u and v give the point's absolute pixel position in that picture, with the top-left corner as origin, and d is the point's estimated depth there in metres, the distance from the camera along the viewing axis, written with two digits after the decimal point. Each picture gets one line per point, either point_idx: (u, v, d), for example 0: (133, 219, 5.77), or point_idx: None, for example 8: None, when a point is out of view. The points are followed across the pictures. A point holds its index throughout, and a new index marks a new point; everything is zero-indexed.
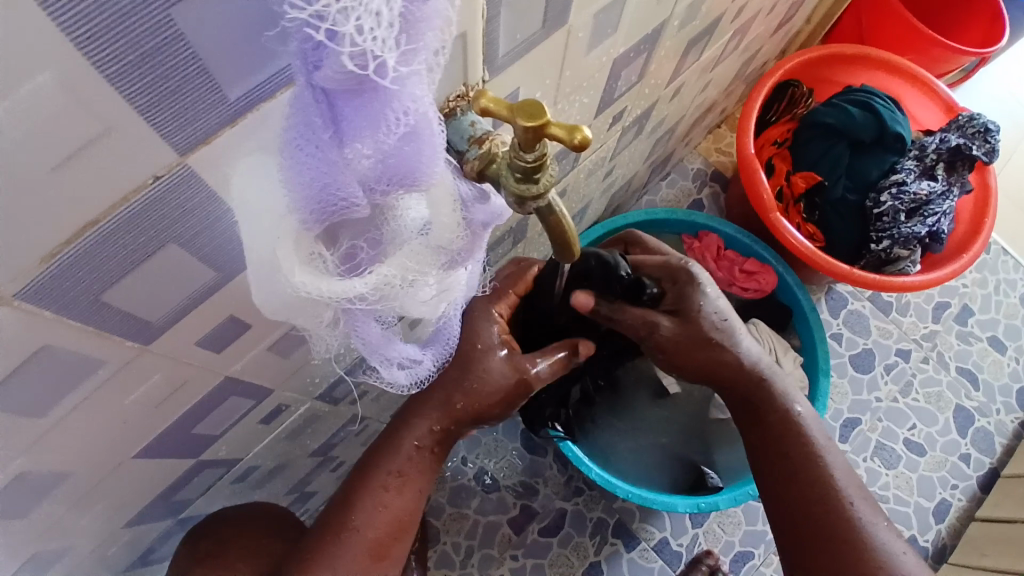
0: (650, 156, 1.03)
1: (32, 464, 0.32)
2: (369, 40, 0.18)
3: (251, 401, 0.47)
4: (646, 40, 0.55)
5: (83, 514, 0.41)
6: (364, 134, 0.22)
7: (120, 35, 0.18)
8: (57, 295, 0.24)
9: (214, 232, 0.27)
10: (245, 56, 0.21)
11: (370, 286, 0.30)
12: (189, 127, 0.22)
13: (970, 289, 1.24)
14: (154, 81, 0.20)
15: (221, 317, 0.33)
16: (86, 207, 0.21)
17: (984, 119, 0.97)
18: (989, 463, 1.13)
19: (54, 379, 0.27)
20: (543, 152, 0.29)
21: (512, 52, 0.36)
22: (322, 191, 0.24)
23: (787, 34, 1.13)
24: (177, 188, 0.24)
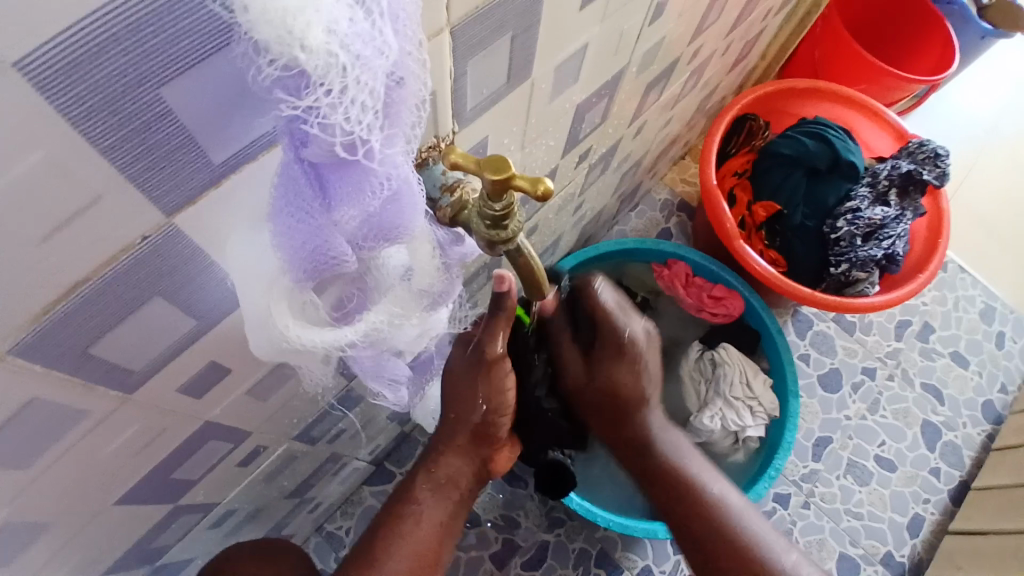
0: (618, 189, 1.07)
1: (8, 518, 0.31)
2: (360, 123, 0.21)
3: (230, 443, 0.47)
4: (606, 85, 0.59)
5: (56, 567, 0.40)
6: (352, 201, 0.24)
7: (115, 115, 0.19)
8: (43, 350, 0.24)
9: (199, 285, 0.28)
10: (231, 127, 0.22)
11: (361, 333, 0.32)
12: (176, 190, 0.23)
13: (929, 307, 1.30)
14: (144, 151, 0.21)
15: (203, 363, 0.34)
16: (77, 269, 0.22)
17: (932, 145, 1.02)
18: (959, 476, 1.17)
19: (35, 432, 0.28)
20: (510, 201, 0.31)
21: (480, 104, 0.39)
22: (312, 252, 0.26)
23: (742, 72, 1.19)
24: (166, 247, 0.25)
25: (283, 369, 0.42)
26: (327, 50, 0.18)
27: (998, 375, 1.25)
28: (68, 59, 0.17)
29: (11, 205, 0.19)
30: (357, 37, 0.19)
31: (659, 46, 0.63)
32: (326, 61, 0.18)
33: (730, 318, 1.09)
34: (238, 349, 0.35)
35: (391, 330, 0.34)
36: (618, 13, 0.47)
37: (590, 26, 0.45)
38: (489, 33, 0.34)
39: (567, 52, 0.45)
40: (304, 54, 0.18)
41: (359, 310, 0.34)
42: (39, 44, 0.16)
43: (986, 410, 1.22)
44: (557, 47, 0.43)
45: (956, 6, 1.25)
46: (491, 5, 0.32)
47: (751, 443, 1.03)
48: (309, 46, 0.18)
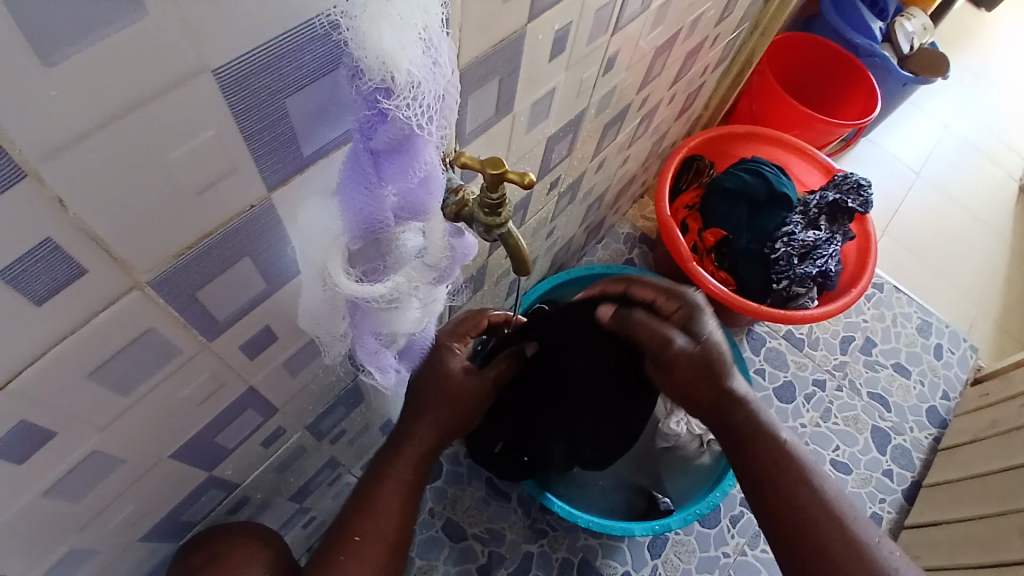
0: (585, 221, 1.20)
1: (101, 445, 0.39)
2: (419, 120, 0.31)
3: (260, 418, 0.55)
4: (571, 123, 0.71)
5: (115, 514, 0.47)
6: (398, 180, 0.34)
7: (257, 113, 0.29)
8: (170, 287, 0.33)
9: (274, 252, 0.38)
10: (320, 129, 0.34)
11: (386, 291, 0.41)
12: (277, 171, 0.33)
13: (870, 323, 1.45)
14: (267, 141, 0.31)
15: (260, 325, 0.43)
16: (207, 222, 0.32)
17: (855, 178, 1.22)
18: (911, 476, 1.28)
19: (144, 362, 0.36)
20: (503, 193, 0.41)
21: (476, 128, 0.51)
22: (362, 218, 0.36)
23: (688, 120, 1.36)
24: (261, 217, 0.35)
25: (312, 343, 0.52)
26: (408, 73, 0.29)
27: (939, 384, 1.39)
28: (244, 71, 0.27)
29: (186, 162, 0.28)
30: (423, 68, 0.30)
31: (613, 92, 0.77)
32: (404, 81, 0.29)
33: None
34: (285, 315, 0.45)
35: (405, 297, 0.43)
36: (579, 65, 0.61)
37: (557, 74, 0.57)
38: (484, 75, 0.46)
39: (541, 93, 0.57)
40: (392, 75, 0.29)
41: (385, 271, 0.43)
42: (232, 57, 0.26)
43: (931, 415, 1.35)
44: (533, 88, 0.55)
45: (877, 59, 1.46)
46: (488, 54, 0.44)
47: (715, 447, 1.10)
48: (397, 70, 0.28)
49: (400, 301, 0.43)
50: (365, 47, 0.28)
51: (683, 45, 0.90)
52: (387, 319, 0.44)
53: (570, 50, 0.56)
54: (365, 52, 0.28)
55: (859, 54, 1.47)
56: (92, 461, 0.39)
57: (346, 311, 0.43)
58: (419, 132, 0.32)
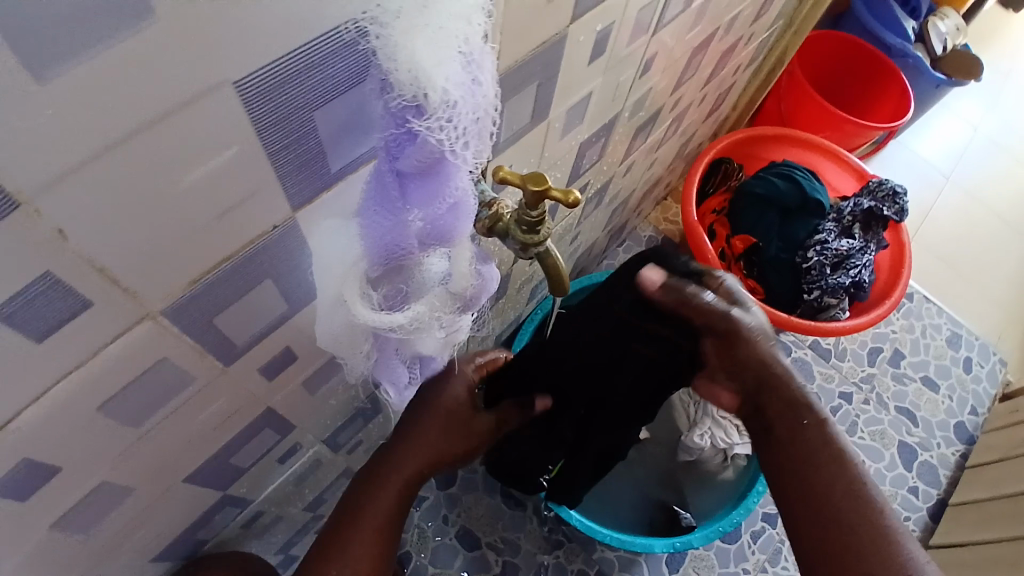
0: (608, 224, 1.16)
1: (110, 478, 0.36)
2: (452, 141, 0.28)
3: (277, 436, 0.52)
4: (604, 127, 0.68)
5: (127, 540, 0.45)
6: (426, 205, 0.31)
7: (281, 130, 0.27)
8: (186, 314, 0.30)
9: (297, 272, 0.35)
10: (345, 146, 0.31)
11: (405, 321, 0.37)
12: (302, 191, 0.31)
13: (899, 334, 1.40)
14: (292, 159, 0.28)
15: (279, 348, 0.40)
16: (226, 245, 0.29)
17: (890, 184, 1.16)
18: (937, 494, 1.23)
19: (156, 392, 0.33)
20: (543, 210, 0.38)
21: (509, 137, 0.47)
22: (386, 244, 0.33)
23: (717, 120, 1.32)
24: (284, 237, 0.32)
25: (332, 362, 0.49)
26: (443, 91, 0.26)
27: (968, 399, 1.34)
28: (266, 85, 0.24)
29: (205, 184, 0.26)
30: (461, 85, 0.27)
31: (647, 95, 0.73)
32: (438, 98, 0.26)
33: None
34: (306, 335, 0.42)
35: (428, 324, 0.40)
36: (617, 67, 0.57)
37: (594, 77, 0.54)
38: (522, 81, 0.42)
39: (577, 98, 0.54)
40: (425, 92, 0.25)
41: (405, 301, 0.39)
42: (257, 69, 0.24)
43: (960, 432, 1.30)
44: (569, 93, 0.52)
45: (911, 59, 1.40)
46: (526, 59, 0.41)
47: (740, 462, 1.04)
48: (430, 86, 0.25)
49: (419, 328, 0.39)
50: (397, 60, 0.25)
51: (718, 46, 0.86)
52: (408, 343, 0.42)
53: (609, 52, 0.53)
54: (397, 65, 0.25)
55: (892, 55, 1.41)
56: (100, 493, 0.37)
57: (367, 337, 0.40)
58: (450, 155, 0.29)
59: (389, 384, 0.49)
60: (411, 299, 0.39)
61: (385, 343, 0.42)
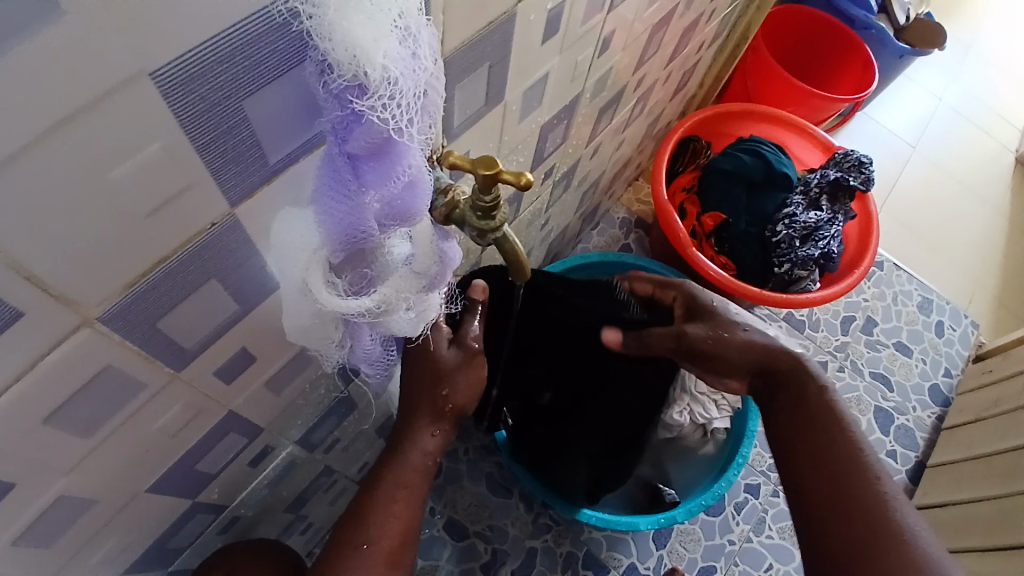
0: (580, 208, 1.16)
1: (68, 489, 0.35)
2: (400, 120, 0.27)
3: (245, 439, 0.51)
4: (566, 109, 0.67)
5: (94, 553, 0.44)
6: (380, 187, 0.30)
7: (209, 120, 0.25)
8: (126, 318, 0.29)
9: (243, 270, 0.34)
10: (288, 133, 0.30)
11: (372, 304, 0.37)
12: (239, 185, 0.29)
13: (870, 302, 1.42)
14: (227, 150, 0.27)
15: (236, 347, 0.39)
16: (161, 244, 0.28)
17: (856, 155, 1.19)
18: (915, 457, 1.26)
19: (106, 399, 0.32)
20: (498, 194, 0.38)
21: (464, 121, 0.47)
22: (342, 230, 0.32)
23: (683, 99, 1.32)
24: (227, 233, 0.31)
25: (298, 358, 0.48)
26: (384, 68, 0.25)
27: (941, 361, 1.37)
28: (188, 73, 0.23)
29: (133, 182, 0.24)
30: (401, 61, 0.26)
31: (608, 74, 0.72)
32: (379, 77, 0.25)
33: None
34: (264, 333, 0.41)
35: (397, 308, 0.39)
36: (574, 47, 0.56)
37: (550, 58, 0.53)
38: (472, 63, 0.42)
39: (533, 80, 0.53)
40: (365, 70, 0.25)
41: (372, 283, 0.39)
42: (173, 59, 0.22)
43: (934, 394, 1.33)
44: (524, 75, 0.51)
45: (874, 29, 1.41)
46: (475, 39, 0.40)
47: (719, 436, 1.08)
48: (369, 65, 0.24)
49: (388, 311, 0.39)
50: (332, 39, 0.24)
51: (679, 22, 0.85)
52: (381, 327, 0.41)
53: (563, 32, 0.52)
54: (332, 44, 0.24)
55: (855, 25, 1.42)
56: (58, 507, 0.36)
57: (338, 325, 0.40)
58: (398, 134, 0.28)
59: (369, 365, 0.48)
60: (378, 281, 0.39)
61: (357, 329, 0.42)
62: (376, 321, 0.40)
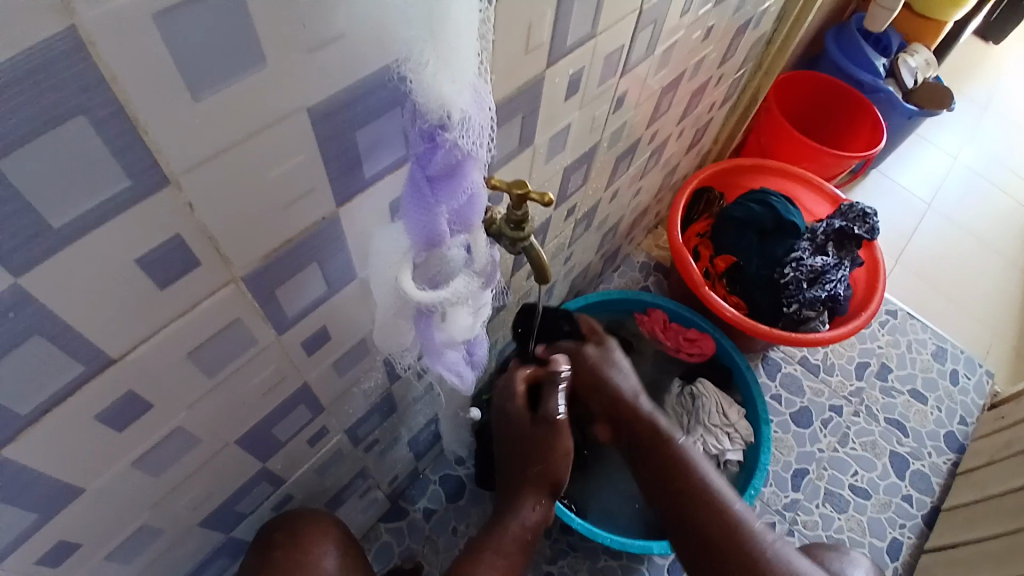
0: (601, 249, 1.27)
1: (184, 423, 0.46)
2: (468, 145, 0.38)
3: (309, 415, 0.61)
4: (585, 155, 0.79)
5: (185, 494, 0.54)
6: (450, 199, 0.41)
7: (331, 142, 0.37)
8: (257, 283, 0.40)
9: (336, 259, 0.45)
10: (379, 155, 0.41)
11: (448, 295, 0.47)
12: (345, 190, 0.41)
13: (885, 349, 1.47)
14: (341, 164, 0.39)
15: (318, 325, 0.50)
16: (289, 229, 0.39)
17: (861, 206, 1.27)
18: (931, 501, 1.27)
19: (228, 348, 0.43)
20: (526, 210, 0.48)
21: (501, 158, 0.59)
22: (425, 237, 0.42)
23: (698, 153, 1.44)
24: (330, 228, 0.42)
25: (360, 346, 0.58)
26: (461, 109, 0.36)
27: (956, 409, 1.39)
28: (325, 110, 0.35)
29: (281, 182, 0.36)
30: (472, 104, 0.36)
31: (623, 128, 0.85)
32: (458, 116, 0.36)
33: (706, 357, 1.26)
34: (339, 317, 0.52)
35: (463, 299, 0.49)
36: (592, 103, 0.69)
37: (572, 112, 0.66)
38: (509, 113, 0.54)
39: (558, 129, 0.65)
40: (449, 113, 0.35)
41: (443, 282, 0.47)
42: (321, 99, 0.34)
43: (950, 440, 1.35)
44: (550, 125, 0.63)
45: (882, 93, 1.53)
46: (512, 95, 0.52)
47: (732, 467, 1.16)
48: (453, 108, 0.35)
49: (456, 303, 0.49)
50: (428, 93, 0.34)
51: (687, 86, 0.98)
52: (448, 323, 0.51)
53: (582, 91, 0.64)
54: (428, 97, 0.35)
55: (864, 89, 1.54)
56: (174, 437, 0.46)
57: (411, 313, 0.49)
58: (467, 155, 0.39)
59: (445, 365, 0.57)
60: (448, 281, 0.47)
61: (426, 320, 0.50)
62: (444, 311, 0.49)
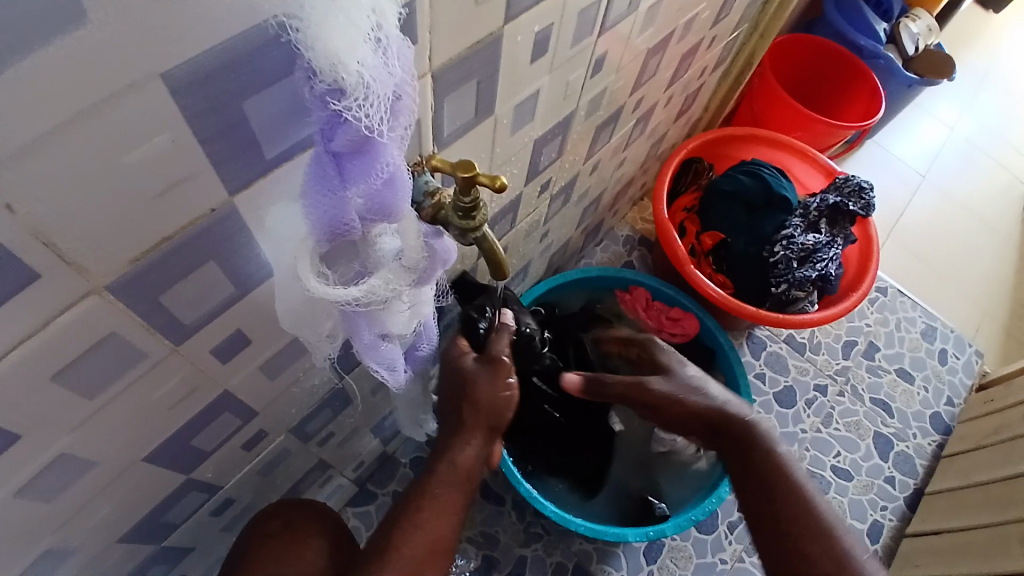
0: (581, 223, 1.19)
1: (70, 448, 0.39)
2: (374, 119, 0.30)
3: (240, 421, 0.54)
4: (560, 125, 0.71)
5: (92, 515, 0.47)
6: (362, 181, 0.33)
7: (209, 115, 0.29)
8: (133, 290, 0.33)
9: (240, 256, 0.38)
10: (280, 131, 0.33)
11: (362, 295, 0.40)
12: (240, 175, 0.33)
13: (873, 328, 1.42)
14: (228, 144, 0.31)
15: (232, 329, 0.43)
16: (163, 225, 0.32)
17: (857, 180, 1.20)
18: (913, 484, 1.25)
19: (110, 365, 0.36)
20: (476, 196, 0.41)
21: (454, 130, 0.50)
22: (329, 222, 0.35)
23: (688, 120, 1.35)
24: (225, 220, 0.35)
25: (293, 345, 0.51)
26: (358, 73, 0.28)
27: (943, 390, 1.36)
28: (194, 75, 0.27)
29: (138, 167, 0.28)
30: (374, 68, 0.29)
31: (603, 94, 0.76)
32: (354, 81, 0.28)
33: (688, 337, 1.20)
34: (260, 319, 0.44)
35: (387, 298, 0.43)
36: (564, 66, 0.60)
37: (540, 76, 0.57)
38: (461, 78, 0.45)
39: (523, 95, 0.57)
40: (342, 76, 0.28)
41: (364, 275, 0.42)
42: (182, 61, 0.26)
43: (935, 422, 1.32)
44: (514, 92, 0.55)
45: (881, 60, 1.44)
46: (462, 57, 0.43)
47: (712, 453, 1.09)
48: (346, 70, 0.27)
49: (378, 303, 0.42)
50: (312, 49, 0.27)
51: (677, 47, 0.89)
52: (376, 320, 0.44)
53: (552, 52, 0.56)
54: (313, 53, 0.27)
55: (863, 54, 1.45)
56: (60, 463, 0.39)
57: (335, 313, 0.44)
58: (374, 133, 0.31)
59: (380, 367, 0.50)
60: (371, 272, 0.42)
61: (351, 316, 0.44)
62: (366, 310, 0.42)
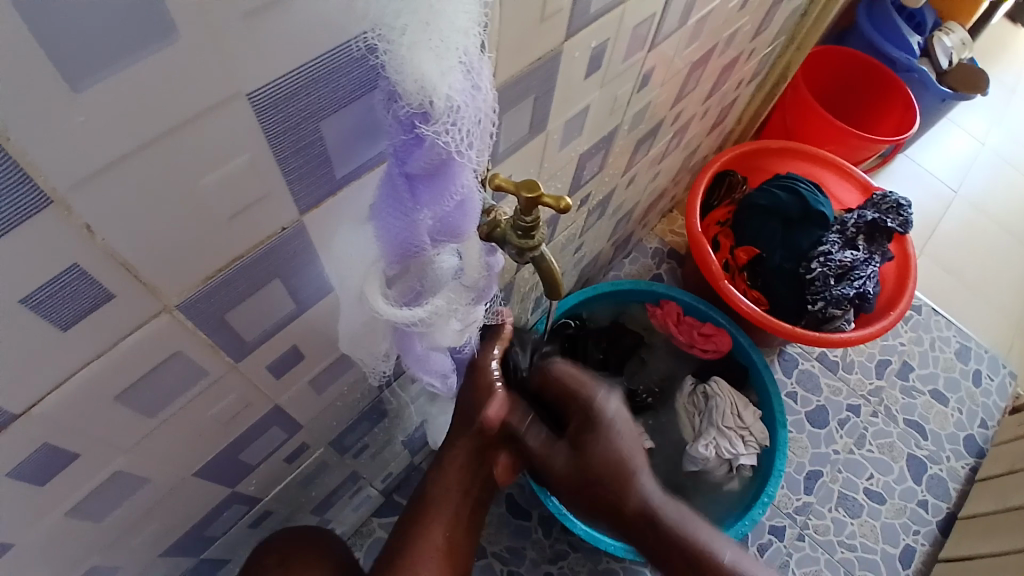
0: (613, 236, 1.18)
1: (126, 466, 0.39)
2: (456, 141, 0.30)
3: (284, 435, 0.54)
4: (603, 140, 0.70)
5: (140, 531, 0.47)
6: (434, 205, 0.33)
7: (288, 135, 0.29)
8: (200, 309, 0.33)
9: (303, 274, 0.37)
10: (354, 151, 0.33)
11: (423, 315, 0.40)
12: (310, 196, 0.33)
13: (907, 347, 1.39)
14: (303, 164, 0.31)
15: (287, 345, 0.42)
16: (236, 245, 0.31)
17: (895, 197, 1.17)
18: (946, 507, 1.21)
19: (172, 383, 0.36)
20: (537, 216, 0.40)
21: (508, 147, 0.50)
22: (399, 244, 0.35)
23: (721, 133, 1.34)
24: (294, 238, 0.34)
25: (342, 360, 0.51)
26: (447, 97, 0.27)
27: (978, 411, 1.32)
28: (279, 95, 0.27)
29: (216, 189, 0.28)
30: (462, 91, 0.28)
31: (645, 109, 0.75)
32: (443, 105, 0.28)
33: (720, 354, 1.18)
34: (314, 334, 0.44)
35: (446, 317, 0.42)
36: (614, 82, 0.59)
37: (590, 92, 0.56)
38: (519, 94, 0.45)
39: (573, 111, 0.56)
40: (430, 99, 0.27)
41: (422, 296, 0.41)
42: (268, 82, 0.26)
43: (969, 444, 1.28)
44: (566, 107, 0.54)
45: (915, 73, 1.41)
46: (523, 73, 0.43)
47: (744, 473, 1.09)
48: (435, 94, 0.27)
49: (437, 322, 0.42)
50: (404, 72, 0.27)
51: (718, 61, 0.88)
52: (428, 337, 0.43)
53: (605, 67, 0.55)
54: (404, 77, 0.27)
55: (897, 67, 1.42)
56: (116, 480, 0.39)
57: (387, 333, 0.44)
58: (456, 157, 0.31)
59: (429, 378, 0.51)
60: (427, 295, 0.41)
61: (405, 334, 0.44)
62: (423, 330, 0.42)
